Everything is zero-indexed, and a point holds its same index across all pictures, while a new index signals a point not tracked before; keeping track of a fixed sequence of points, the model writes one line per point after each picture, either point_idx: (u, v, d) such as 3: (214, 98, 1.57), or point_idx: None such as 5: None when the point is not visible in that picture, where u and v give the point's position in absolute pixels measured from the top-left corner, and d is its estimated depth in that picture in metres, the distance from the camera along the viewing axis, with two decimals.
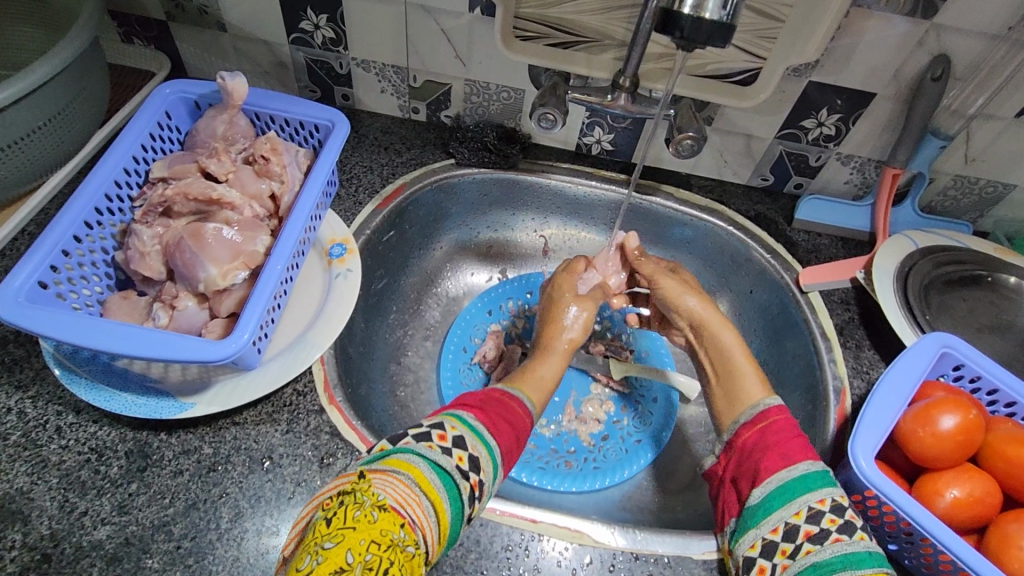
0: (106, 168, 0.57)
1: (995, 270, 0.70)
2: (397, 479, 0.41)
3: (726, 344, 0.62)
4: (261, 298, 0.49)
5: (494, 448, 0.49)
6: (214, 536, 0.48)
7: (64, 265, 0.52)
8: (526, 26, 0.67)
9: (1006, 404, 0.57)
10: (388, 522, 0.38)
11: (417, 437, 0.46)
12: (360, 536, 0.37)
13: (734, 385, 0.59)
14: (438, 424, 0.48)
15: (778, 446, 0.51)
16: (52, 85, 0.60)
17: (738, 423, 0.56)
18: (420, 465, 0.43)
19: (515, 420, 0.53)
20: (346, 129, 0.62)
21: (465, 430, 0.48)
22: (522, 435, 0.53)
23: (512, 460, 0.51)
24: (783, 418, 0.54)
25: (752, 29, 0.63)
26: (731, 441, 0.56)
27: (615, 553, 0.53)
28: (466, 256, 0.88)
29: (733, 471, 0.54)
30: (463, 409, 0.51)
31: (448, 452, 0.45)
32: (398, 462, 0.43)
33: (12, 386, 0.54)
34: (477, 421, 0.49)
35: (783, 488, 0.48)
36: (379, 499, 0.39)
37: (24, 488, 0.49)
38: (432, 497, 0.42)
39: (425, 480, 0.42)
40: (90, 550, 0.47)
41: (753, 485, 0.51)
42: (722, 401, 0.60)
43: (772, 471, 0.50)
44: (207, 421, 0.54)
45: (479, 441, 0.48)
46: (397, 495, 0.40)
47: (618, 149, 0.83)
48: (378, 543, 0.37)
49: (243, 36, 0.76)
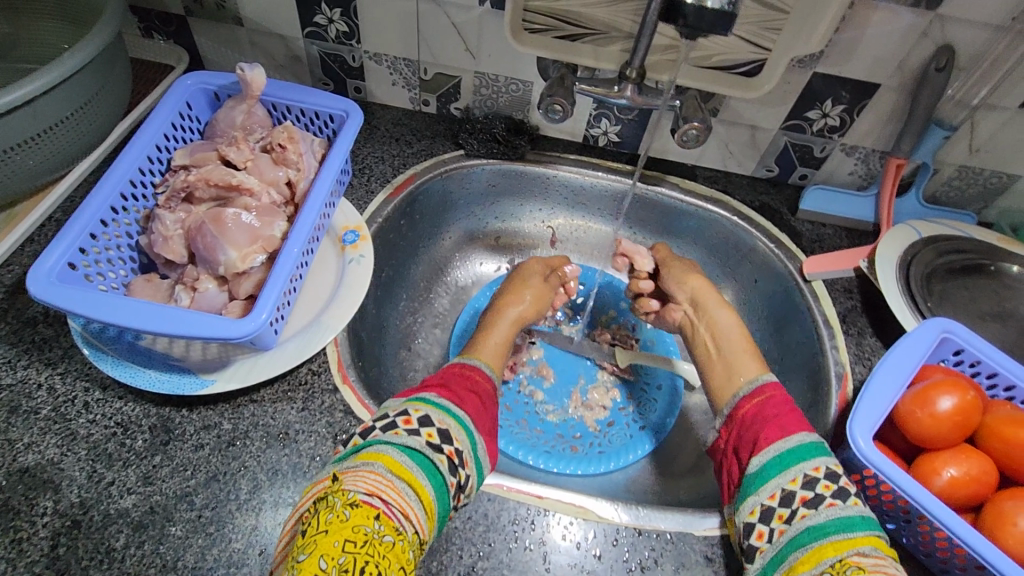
0: (130, 157, 0.59)
1: (997, 259, 0.71)
2: (368, 472, 0.43)
3: (723, 324, 0.66)
4: (278, 280, 0.51)
5: (463, 417, 0.51)
6: (234, 506, 0.51)
7: (92, 248, 0.55)
8: (536, 19, 0.69)
9: (1005, 388, 0.58)
10: (361, 517, 0.40)
11: (384, 428, 0.47)
12: (333, 538, 0.39)
13: (731, 358, 0.63)
14: (403, 411, 0.49)
15: (776, 419, 0.54)
16: (78, 78, 0.62)
17: (737, 396, 0.59)
18: (389, 452, 0.45)
19: (478, 388, 0.56)
20: (359, 120, 0.64)
21: (430, 409, 0.50)
22: (487, 399, 0.56)
23: (486, 424, 0.54)
24: (779, 392, 0.57)
25: (756, 20, 0.64)
26: (730, 414, 0.58)
27: (617, 528, 0.54)
28: (474, 246, 0.90)
29: (734, 442, 0.56)
30: (426, 390, 0.53)
31: (416, 432, 0.47)
32: (369, 455, 0.45)
33: (42, 363, 0.56)
34: (441, 397, 0.52)
35: (781, 457, 0.50)
36: (350, 497, 0.41)
37: (54, 459, 0.51)
38: (406, 480, 0.44)
39: (396, 464, 0.44)
40: (117, 517, 0.49)
41: (751, 454, 0.53)
42: (720, 377, 0.63)
43: (770, 441, 0.52)
44: (227, 399, 0.56)
45: (446, 414, 0.50)
46: (368, 486, 0.42)
47: (624, 141, 0.84)
48: (354, 540, 0.39)
49: (259, 30, 0.78)
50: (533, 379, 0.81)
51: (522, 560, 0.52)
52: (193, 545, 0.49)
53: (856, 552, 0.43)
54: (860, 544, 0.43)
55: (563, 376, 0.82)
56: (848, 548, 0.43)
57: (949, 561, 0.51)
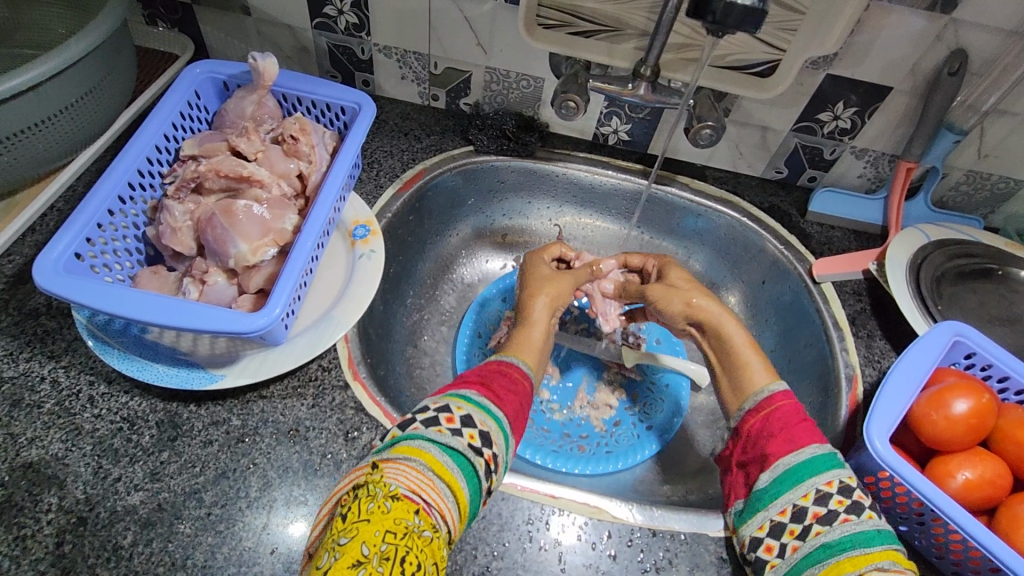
0: (139, 145, 0.58)
1: (1005, 263, 0.72)
2: (409, 467, 0.42)
3: (730, 336, 0.62)
4: (292, 274, 0.50)
5: (502, 419, 0.50)
6: (244, 504, 0.50)
7: (98, 239, 0.54)
8: (549, 15, 0.68)
9: (1016, 392, 0.58)
10: (402, 511, 0.39)
11: (427, 423, 0.46)
12: (375, 528, 0.38)
13: (738, 374, 0.60)
14: (445, 407, 0.48)
15: (783, 433, 0.52)
16: (83, 64, 0.61)
17: (743, 410, 0.57)
18: (431, 449, 0.44)
19: (517, 389, 0.54)
20: (372, 112, 0.63)
21: (471, 408, 0.48)
22: (525, 400, 0.55)
23: (521, 427, 0.52)
24: (788, 403, 0.55)
25: (776, 21, 0.63)
26: (737, 426, 0.57)
27: (632, 529, 0.54)
28: (481, 243, 0.89)
29: (740, 456, 0.55)
30: (465, 387, 0.51)
31: (459, 432, 0.46)
32: (410, 449, 0.44)
33: (45, 355, 0.55)
34: (482, 397, 0.50)
35: (790, 472, 0.50)
36: (391, 489, 0.40)
37: (59, 454, 0.50)
38: (447, 480, 0.43)
39: (437, 463, 0.43)
40: (124, 514, 0.48)
41: (761, 469, 0.52)
42: (729, 388, 0.61)
43: (779, 457, 0.51)
44: (235, 394, 0.55)
45: (487, 416, 0.49)
46: (410, 482, 0.41)
47: (634, 139, 0.84)
48: (394, 532, 0.38)
49: (267, 20, 0.77)
50: (539, 379, 0.80)
51: (537, 560, 0.51)
52: (203, 543, 0.48)
53: (874, 567, 0.42)
54: (877, 559, 0.43)
55: (568, 376, 0.82)
56: (866, 564, 0.43)
57: (962, 564, 0.51)
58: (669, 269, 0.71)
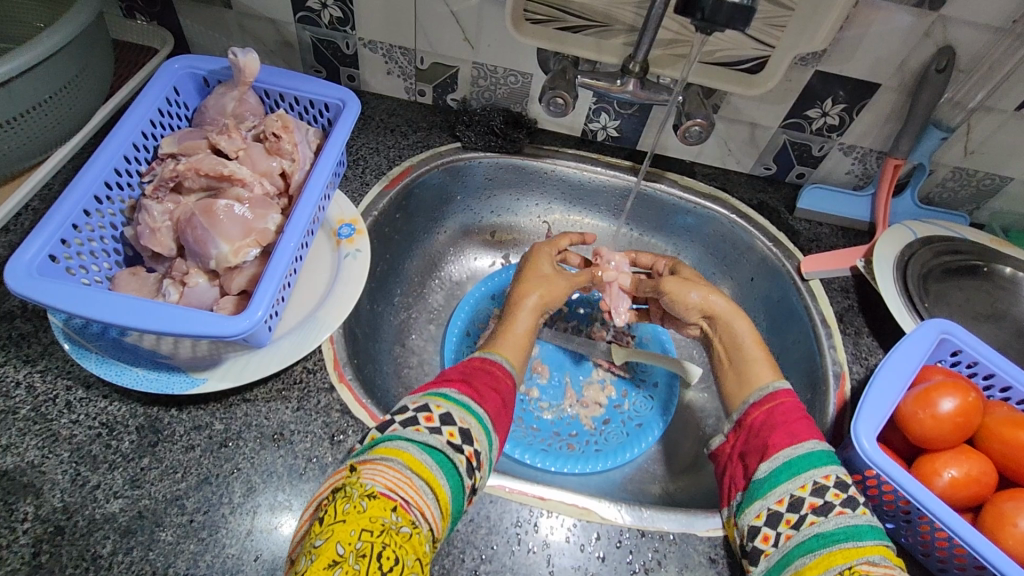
0: (115, 144, 0.56)
1: (991, 260, 0.72)
2: (385, 467, 0.41)
3: (740, 332, 0.64)
4: (275, 274, 0.49)
5: (483, 416, 0.50)
6: (227, 509, 0.49)
7: (74, 239, 0.52)
8: (537, 9, 0.67)
9: (1000, 389, 0.59)
10: (378, 509, 0.38)
11: (405, 424, 0.46)
12: (350, 527, 0.37)
13: (743, 367, 0.62)
14: (424, 407, 0.48)
15: (786, 426, 0.53)
16: (57, 58, 0.59)
17: (747, 403, 0.58)
18: (409, 449, 0.44)
19: (499, 384, 0.54)
20: (356, 108, 0.62)
21: (451, 406, 0.48)
22: (508, 396, 0.55)
23: (504, 422, 0.52)
24: (791, 400, 0.56)
25: (764, 16, 0.62)
26: (738, 420, 0.57)
27: (621, 530, 0.54)
28: (469, 240, 0.88)
29: (741, 447, 0.56)
30: (446, 385, 0.51)
31: (437, 431, 0.46)
32: (388, 450, 0.43)
33: (21, 360, 0.54)
34: (462, 394, 0.50)
35: (790, 463, 0.50)
36: (367, 488, 0.39)
37: (35, 461, 0.49)
38: (425, 476, 0.42)
39: (414, 461, 0.43)
40: (103, 522, 0.47)
41: (760, 459, 0.52)
42: (733, 383, 0.62)
43: (780, 448, 0.51)
44: (218, 398, 0.54)
45: (467, 412, 0.49)
46: (386, 481, 0.40)
47: (624, 136, 0.83)
48: (370, 530, 0.37)
49: (248, 13, 0.75)
50: (528, 378, 0.80)
51: (525, 562, 0.51)
52: (185, 550, 0.47)
53: (865, 560, 0.42)
54: (868, 553, 0.43)
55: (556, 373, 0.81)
56: (856, 557, 0.43)
57: (947, 561, 0.52)
58: (679, 268, 0.73)
